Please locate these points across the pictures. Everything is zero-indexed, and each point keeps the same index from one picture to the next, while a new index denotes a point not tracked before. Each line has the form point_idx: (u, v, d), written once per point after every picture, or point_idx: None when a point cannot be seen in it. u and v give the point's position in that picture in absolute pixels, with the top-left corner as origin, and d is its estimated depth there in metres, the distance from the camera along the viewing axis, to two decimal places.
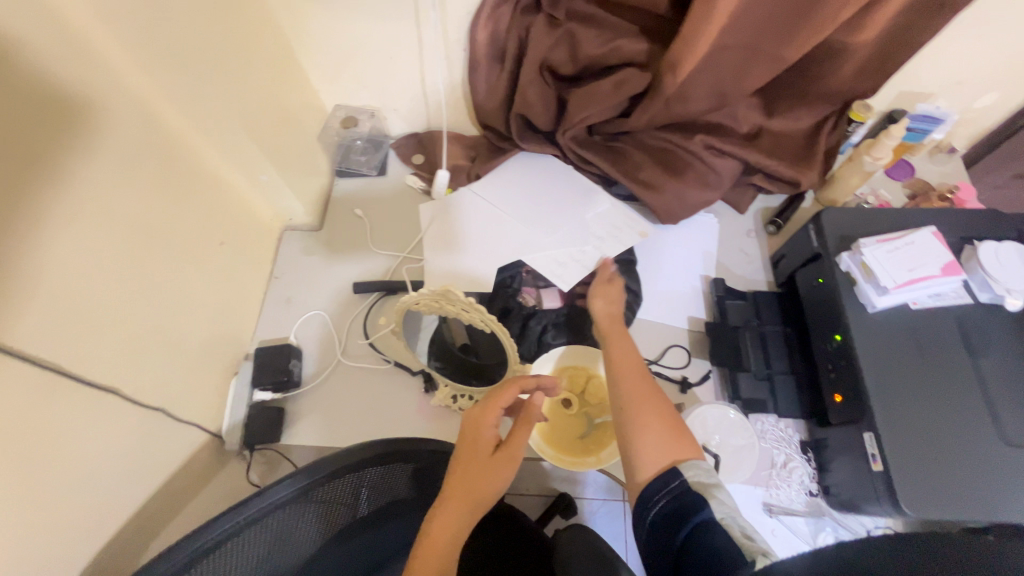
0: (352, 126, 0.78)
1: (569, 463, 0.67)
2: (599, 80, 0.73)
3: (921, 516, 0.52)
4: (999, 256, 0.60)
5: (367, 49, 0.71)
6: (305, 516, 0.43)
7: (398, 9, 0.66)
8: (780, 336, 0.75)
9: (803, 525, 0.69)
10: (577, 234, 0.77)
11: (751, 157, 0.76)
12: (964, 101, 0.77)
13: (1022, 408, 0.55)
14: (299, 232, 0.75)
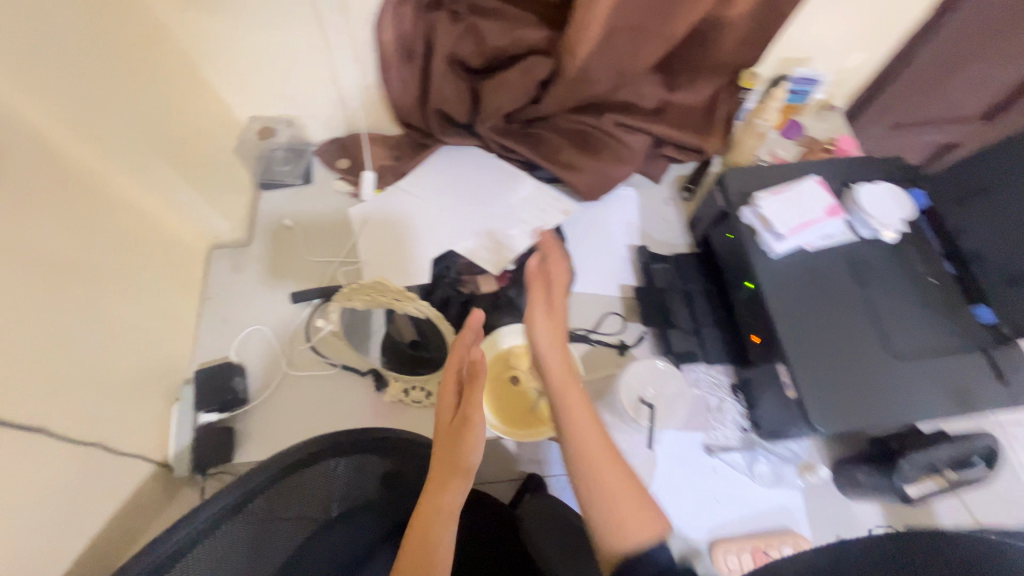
0: (270, 137, 0.82)
1: (522, 435, 0.63)
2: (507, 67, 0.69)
3: (834, 431, 0.55)
4: (875, 197, 0.65)
5: (275, 55, 0.71)
6: (261, 533, 0.41)
7: (300, 10, 0.65)
8: (703, 296, 0.73)
9: (739, 460, 0.65)
10: (503, 215, 0.73)
11: (659, 130, 0.78)
12: (836, 62, 0.83)
13: (902, 322, 0.60)
14: (227, 249, 0.79)
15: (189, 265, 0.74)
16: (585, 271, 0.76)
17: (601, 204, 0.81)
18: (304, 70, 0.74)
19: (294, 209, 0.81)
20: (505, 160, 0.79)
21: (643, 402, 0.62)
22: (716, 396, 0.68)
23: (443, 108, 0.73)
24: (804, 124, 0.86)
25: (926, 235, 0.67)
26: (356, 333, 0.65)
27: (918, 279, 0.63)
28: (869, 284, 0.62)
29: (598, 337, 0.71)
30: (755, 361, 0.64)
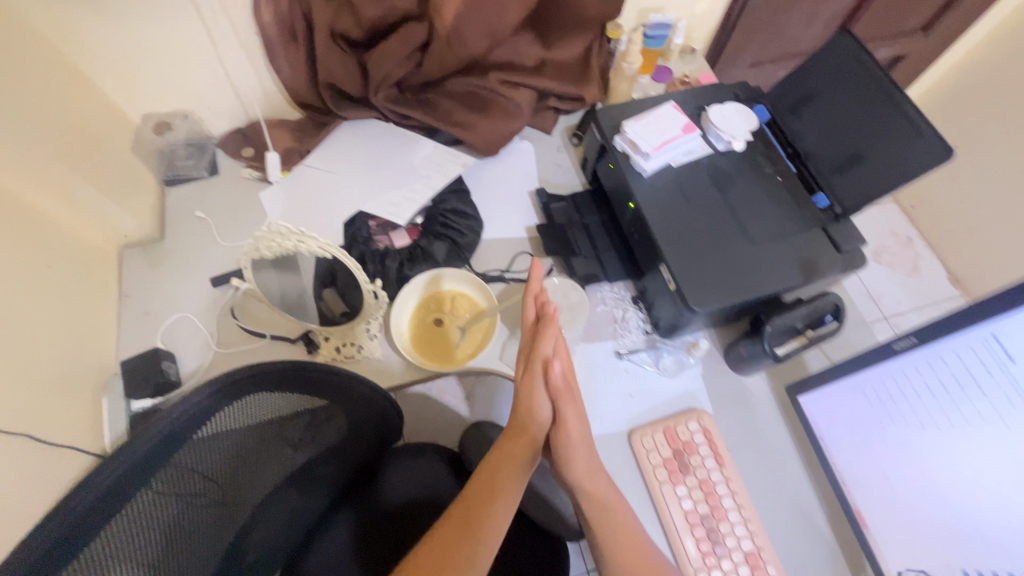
0: (166, 131, 0.82)
1: (450, 366, 0.69)
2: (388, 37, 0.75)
3: (709, 310, 0.64)
4: (724, 114, 0.75)
5: (159, 50, 0.73)
6: (205, 450, 0.46)
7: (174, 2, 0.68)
8: (599, 224, 0.81)
9: (648, 357, 0.74)
10: (405, 175, 0.79)
11: (541, 84, 0.86)
12: (688, 8, 0.94)
13: (756, 214, 0.70)
14: (138, 246, 0.79)
15: (99, 266, 0.74)
16: (493, 218, 0.82)
17: (499, 158, 0.88)
18: (192, 62, 0.76)
19: (204, 200, 0.83)
20: (405, 128, 0.84)
21: None
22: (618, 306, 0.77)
23: (335, 83, 0.77)
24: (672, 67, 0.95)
25: (769, 141, 0.78)
26: (288, 302, 0.69)
27: (766, 178, 0.74)
28: (728, 188, 0.72)
29: (512, 274, 0.78)
30: (647, 270, 0.73)
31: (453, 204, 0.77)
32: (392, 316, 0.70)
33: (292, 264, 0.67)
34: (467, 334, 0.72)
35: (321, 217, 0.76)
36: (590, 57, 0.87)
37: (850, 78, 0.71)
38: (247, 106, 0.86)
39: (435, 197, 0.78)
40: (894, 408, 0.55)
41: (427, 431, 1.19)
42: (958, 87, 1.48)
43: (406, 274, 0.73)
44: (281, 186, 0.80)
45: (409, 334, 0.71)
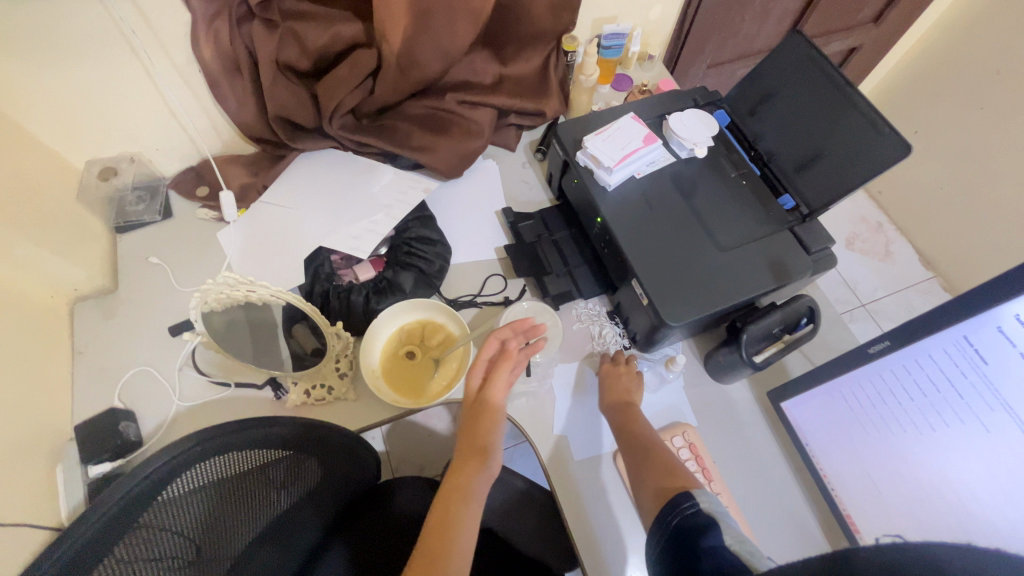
0: (112, 176, 0.79)
1: (428, 399, 0.66)
2: (337, 66, 0.74)
3: (685, 323, 0.63)
4: (684, 122, 0.75)
5: (97, 96, 0.70)
6: (178, 510, 0.44)
7: (107, 44, 0.65)
8: (570, 240, 0.80)
9: None
10: (366, 205, 0.77)
11: (500, 101, 0.84)
12: (642, 15, 0.93)
13: (724, 220, 0.69)
14: (90, 300, 0.75)
15: (49, 323, 0.70)
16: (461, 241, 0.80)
17: (463, 180, 0.86)
18: (133, 104, 0.73)
19: (158, 245, 0.79)
20: (364, 155, 0.82)
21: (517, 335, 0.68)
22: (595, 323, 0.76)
23: (286, 115, 0.75)
24: (631, 76, 0.95)
25: (731, 144, 0.77)
26: (258, 356, 0.66)
27: (730, 182, 0.73)
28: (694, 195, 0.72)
29: (484, 298, 0.76)
30: (619, 284, 0.72)
31: (419, 232, 0.75)
32: (361, 351, 0.68)
33: (257, 313, 0.66)
34: (441, 366, 0.70)
35: (282, 256, 0.73)
36: (548, 70, 0.86)
37: (806, 77, 0.71)
38: (197, 143, 0.83)
39: (399, 224, 0.76)
40: (877, 412, 0.54)
41: (414, 458, 1.16)
42: (911, 73, 1.52)
43: (373, 307, 0.70)
44: (239, 227, 0.77)
45: (381, 370, 0.68)
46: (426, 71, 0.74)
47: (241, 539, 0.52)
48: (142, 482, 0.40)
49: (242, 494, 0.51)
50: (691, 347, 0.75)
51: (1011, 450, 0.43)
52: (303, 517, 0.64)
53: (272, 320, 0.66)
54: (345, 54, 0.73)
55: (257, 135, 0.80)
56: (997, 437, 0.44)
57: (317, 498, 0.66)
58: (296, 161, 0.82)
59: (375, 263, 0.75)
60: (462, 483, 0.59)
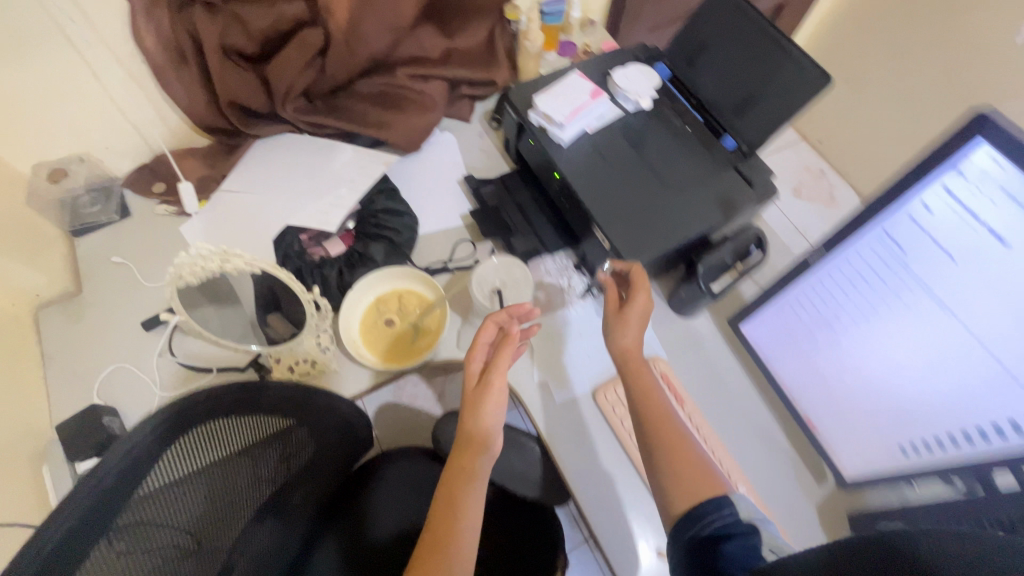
0: (62, 178, 0.77)
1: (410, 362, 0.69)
2: (284, 47, 0.73)
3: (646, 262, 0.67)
4: (627, 76, 0.79)
5: (37, 94, 0.68)
6: (161, 496, 0.43)
7: (42, 37, 0.63)
8: (531, 203, 0.83)
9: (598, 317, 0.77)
10: (329, 184, 0.78)
11: (450, 73, 0.86)
12: None
13: (673, 165, 0.74)
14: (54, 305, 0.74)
15: (12, 333, 0.69)
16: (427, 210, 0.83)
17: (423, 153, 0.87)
18: (76, 101, 0.72)
19: (121, 245, 0.78)
20: (321, 137, 0.83)
21: (494, 291, 0.70)
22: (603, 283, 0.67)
23: (239, 102, 0.76)
24: (575, 44, 0.97)
25: (674, 95, 0.82)
26: (234, 334, 0.67)
27: (677, 130, 0.78)
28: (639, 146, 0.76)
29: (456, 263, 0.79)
30: (582, 235, 0.76)
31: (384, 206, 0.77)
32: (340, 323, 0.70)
33: (228, 290, 0.66)
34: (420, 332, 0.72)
35: (249, 240, 0.74)
36: (494, 40, 0.89)
37: (736, 24, 0.75)
38: (148, 138, 0.82)
39: (363, 199, 0.78)
40: (823, 315, 0.59)
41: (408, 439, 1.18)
42: None
43: (347, 281, 0.72)
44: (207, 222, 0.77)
45: (361, 339, 0.70)
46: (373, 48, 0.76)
47: (235, 509, 0.53)
48: (116, 469, 0.38)
49: (223, 476, 0.50)
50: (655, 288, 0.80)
51: (937, 327, 0.48)
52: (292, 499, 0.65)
53: (246, 295, 0.66)
54: (291, 35, 0.73)
55: (209, 125, 0.79)
56: (920, 315, 0.49)
57: (304, 480, 0.66)
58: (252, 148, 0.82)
59: (344, 237, 0.77)
60: (459, 478, 0.56)
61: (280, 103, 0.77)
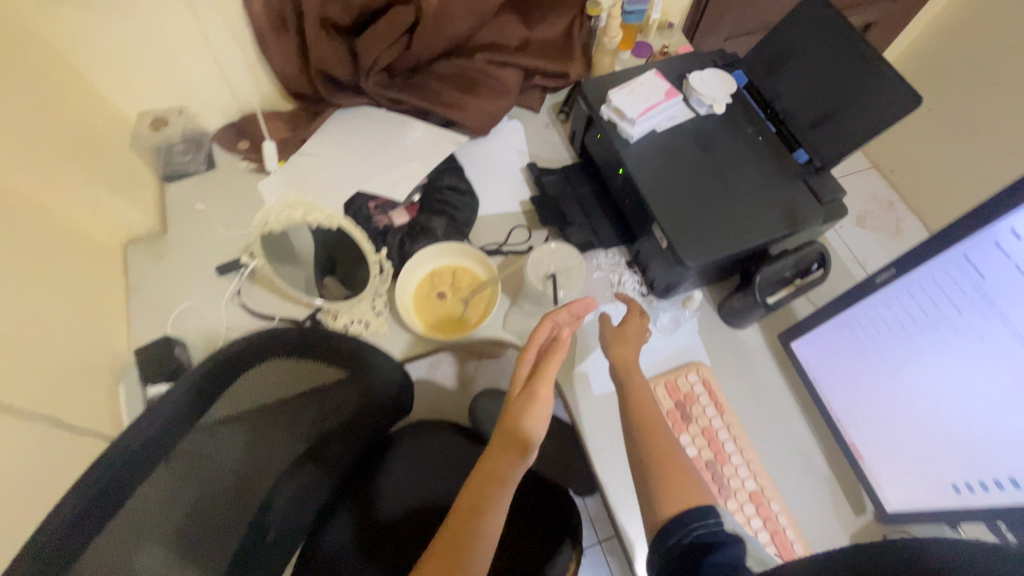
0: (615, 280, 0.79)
1: (446, 331, 0.73)
2: (444, 63, 0.86)
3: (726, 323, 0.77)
4: (704, 81, 0.78)
5: (718, 219, 0.70)
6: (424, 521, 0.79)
7: (716, 229, 0.69)
8: (591, 193, 0.84)
9: (845, 377, 0.63)
10: (652, 107, 0.74)
11: (524, 62, 0.88)
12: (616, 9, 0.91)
13: (741, 174, 0.74)
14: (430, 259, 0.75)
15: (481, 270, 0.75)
16: (526, 151, 0.90)
17: (660, 133, 0.76)
18: (727, 365, 0.75)
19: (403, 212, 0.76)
20: (398, 112, 0.86)
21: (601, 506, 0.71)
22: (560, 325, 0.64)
23: (325, 69, 0.79)
24: (653, 43, 1.01)
25: (750, 104, 0.81)
26: None
27: (747, 136, 0.77)
28: (795, 54, 0.76)
29: (673, 237, 0.69)
30: (447, 184, 0.80)
31: (769, 240, 0.69)
32: (399, 283, 0.74)
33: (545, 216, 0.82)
34: (471, 306, 0.75)
35: (497, 190, 0.86)
36: (571, 35, 0.90)
37: (824, 39, 0.74)
38: (519, 139, 0.91)
39: (655, 112, 0.74)
40: (895, 343, 0.57)
41: (435, 413, 1.24)
42: None
43: (406, 250, 0.75)
44: (171, 180, 0.85)
45: (413, 307, 0.74)
46: (457, 31, 0.79)
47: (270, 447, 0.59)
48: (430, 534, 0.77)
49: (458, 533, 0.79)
50: (818, 333, 0.66)
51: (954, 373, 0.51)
52: (339, 449, 0.70)
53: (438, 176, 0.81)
54: (451, 56, 0.86)
55: (463, 120, 0.85)
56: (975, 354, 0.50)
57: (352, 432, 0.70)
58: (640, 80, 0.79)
59: (447, 182, 0.80)
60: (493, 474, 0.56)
61: (530, 73, 0.91)
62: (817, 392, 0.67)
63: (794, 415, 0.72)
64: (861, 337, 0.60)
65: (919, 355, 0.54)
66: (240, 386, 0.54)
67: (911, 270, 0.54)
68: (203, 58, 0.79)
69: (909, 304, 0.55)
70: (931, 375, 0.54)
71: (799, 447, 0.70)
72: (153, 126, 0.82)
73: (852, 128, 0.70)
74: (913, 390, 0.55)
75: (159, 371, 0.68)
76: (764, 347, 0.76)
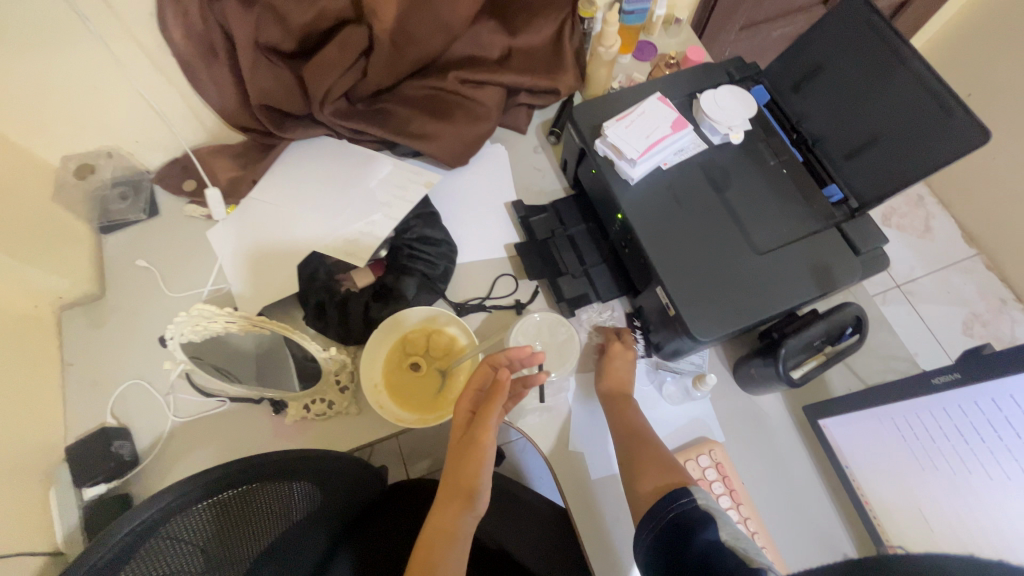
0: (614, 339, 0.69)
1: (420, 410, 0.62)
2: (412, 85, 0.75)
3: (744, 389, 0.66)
4: (718, 102, 0.66)
5: (734, 275, 0.59)
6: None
7: (730, 288, 0.59)
8: (586, 234, 0.73)
9: (886, 470, 0.55)
10: (654, 141, 0.63)
11: (507, 78, 0.75)
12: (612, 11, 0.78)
13: (761, 218, 0.62)
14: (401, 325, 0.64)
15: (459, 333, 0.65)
16: (511, 183, 0.78)
17: (666, 170, 0.64)
18: (747, 438, 0.65)
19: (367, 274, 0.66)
20: (361, 144, 0.76)
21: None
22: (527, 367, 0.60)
23: (270, 103, 0.69)
24: (655, 44, 0.87)
25: (772, 127, 0.69)
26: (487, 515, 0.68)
27: (768, 170, 0.65)
28: (827, 68, 0.64)
29: (683, 306, 0.58)
30: (419, 230, 0.70)
31: (795, 304, 0.59)
32: (366, 356, 0.63)
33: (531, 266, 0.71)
34: (450, 378, 0.65)
35: (478, 232, 0.75)
36: (561, 41, 0.76)
37: (863, 50, 0.61)
38: (503, 167, 0.79)
39: (658, 146, 0.62)
40: (944, 449, 0.49)
41: (426, 451, 1.17)
42: None
43: (372, 316, 0.65)
44: (107, 233, 0.75)
45: (384, 383, 0.63)
46: (425, 48, 0.69)
47: (253, 551, 0.51)
48: None
49: None
50: (858, 412, 0.56)
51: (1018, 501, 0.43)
52: (310, 537, 0.62)
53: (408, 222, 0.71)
54: (420, 78, 0.75)
55: (436, 151, 0.74)
56: None
57: (321, 517, 0.63)
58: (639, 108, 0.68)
59: (417, 227, 0.70)
60: (439, 527, 0.53)
61: (514, 89, 0.79)
62: (849, 478, 0.59)
63: (823, 501, 0.63)
64: (903, 432, 0.52)
65: (981, 480, 0.46)
66: (225, 492, 0.46)
67: (985, 380, 0.45)
68: (127, 96, 0.68)
69: (976, 417, 0.46)
70: (993, 505, 0.45)
71: (828, 539, 0.61)
72: (80, 173, 0.72)
73: (893, 165, 0.58)
74: (965, 513, 0.47)
75: (95, 469, 0.60)
76: (786, 415, 0.66)
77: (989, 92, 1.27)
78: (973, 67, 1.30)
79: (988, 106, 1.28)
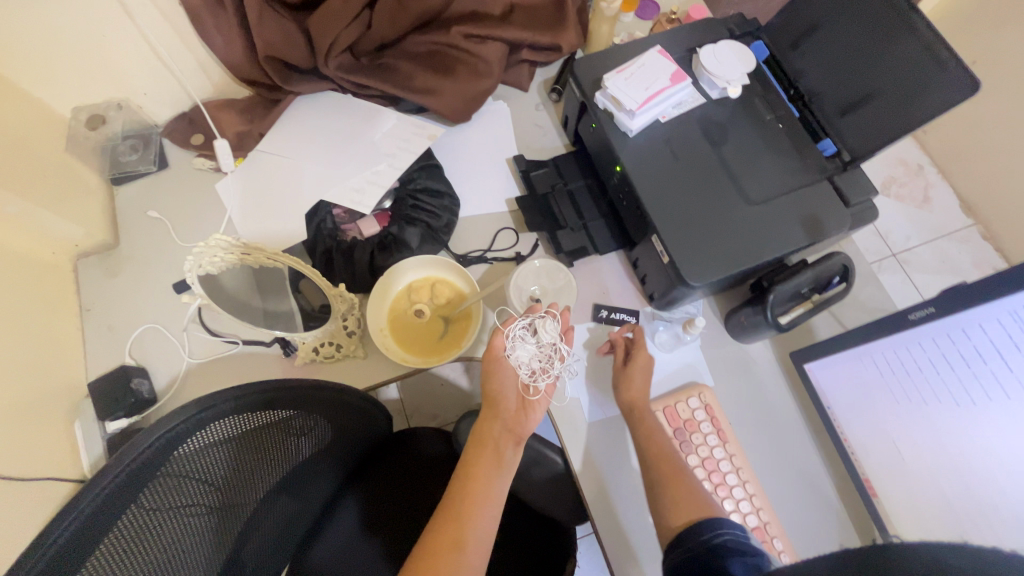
0: (607, 289, 0.72)
1: (421, 359, 0.64)
2: (415, 40, 0.76)
3: (736, 338, 0.69)
4: (717, 55, 0.67)
5: (729, 223, 0.61)
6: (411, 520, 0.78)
7: (721, 236, 0.61)
8: (585, 190, 0.75)
9: (864, 407, 0.58)
10: (652, 91, 0.64)
11: (509, 34, 0.76)
12: None
13: (755, 170, 0.64)
14: (407, 271, 0.67)
15: (460, 284, 0.67)
16: (512, 139, 0.80)
17: (664, 124, 0.66)
18: (737, 385, 0.68)
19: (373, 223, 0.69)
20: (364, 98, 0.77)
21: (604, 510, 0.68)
22: (514, 330, 0.60)
23: (277, 55, 0.70)
24: (658, 3, 0.88)
25: (770, 83, 0.70)
26: None
27: (765, 125, 0.67)
28: (826, 24, 0.65)
29: (677, 254, 0.60)
30: (417, 185, 0.72)
31: (785, 253, 0.61)
32: (369, 308, 0.65)
33: (528, 221, 0.73)
34: (451, 324, 0.67)
35: (481, 186, 0.77)
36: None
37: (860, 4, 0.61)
38: (505, 123, 0.80)
39: (657, 94, 0.63)
40: (922, 380, 0.51)
41: (428, 407, 1.21)
42: None
43: (377, 263, 0.68)
44: (119, 185, 0.77)
45: (389, 328, 0.66)
46: (426, 2, 0.70)
47: (265, 476, 0.54)
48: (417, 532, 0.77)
49: None
50: (843, 355, 0.59)
51: (991, 424, 0.46)
52: (320, 470, 0.66)
53: (407, 175, 0.73)
54: (423, 32, 0.76)
55: (438, 105, 0.75)
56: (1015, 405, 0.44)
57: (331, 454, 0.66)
58: (640, 57, 0.68)
59: (417, 182, 0.72)
60: (484, 434, 0.59)
61: (516, 47, 0.80)
62: (831, 420, 0.62)
63: (804, 442, 0.66)
64: (884, 370, 0.55)
65: (953, 408, 0.49)
66: (230, 419, 0.46)
67: (958, 312, 0.48)
68: (135, 48, 0.69)
69: (949, 348, 0.49)
70: (963, 430, 0.48)
71: (807, 474, 0.65)
72: (91, 124, 0.73)
73: (888, 118, 0.60)
74: (941, 440, 0.50)
75: (117, 404, 0.64)
76: (773, 362, 0.69)
77: (991, 59, 1.27)
78: (975, 33, 1.29)
79: (988, 75, 1.28)
